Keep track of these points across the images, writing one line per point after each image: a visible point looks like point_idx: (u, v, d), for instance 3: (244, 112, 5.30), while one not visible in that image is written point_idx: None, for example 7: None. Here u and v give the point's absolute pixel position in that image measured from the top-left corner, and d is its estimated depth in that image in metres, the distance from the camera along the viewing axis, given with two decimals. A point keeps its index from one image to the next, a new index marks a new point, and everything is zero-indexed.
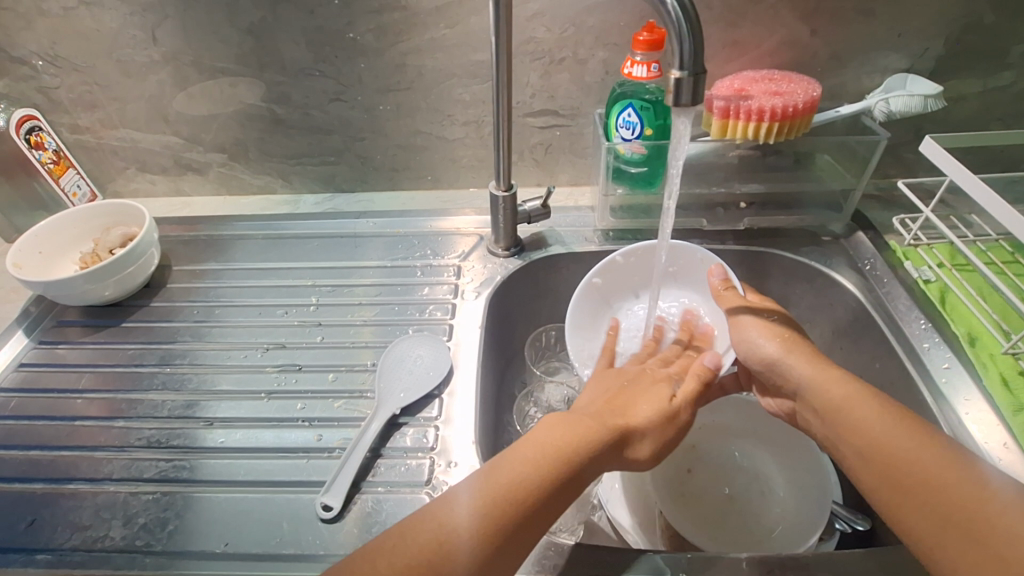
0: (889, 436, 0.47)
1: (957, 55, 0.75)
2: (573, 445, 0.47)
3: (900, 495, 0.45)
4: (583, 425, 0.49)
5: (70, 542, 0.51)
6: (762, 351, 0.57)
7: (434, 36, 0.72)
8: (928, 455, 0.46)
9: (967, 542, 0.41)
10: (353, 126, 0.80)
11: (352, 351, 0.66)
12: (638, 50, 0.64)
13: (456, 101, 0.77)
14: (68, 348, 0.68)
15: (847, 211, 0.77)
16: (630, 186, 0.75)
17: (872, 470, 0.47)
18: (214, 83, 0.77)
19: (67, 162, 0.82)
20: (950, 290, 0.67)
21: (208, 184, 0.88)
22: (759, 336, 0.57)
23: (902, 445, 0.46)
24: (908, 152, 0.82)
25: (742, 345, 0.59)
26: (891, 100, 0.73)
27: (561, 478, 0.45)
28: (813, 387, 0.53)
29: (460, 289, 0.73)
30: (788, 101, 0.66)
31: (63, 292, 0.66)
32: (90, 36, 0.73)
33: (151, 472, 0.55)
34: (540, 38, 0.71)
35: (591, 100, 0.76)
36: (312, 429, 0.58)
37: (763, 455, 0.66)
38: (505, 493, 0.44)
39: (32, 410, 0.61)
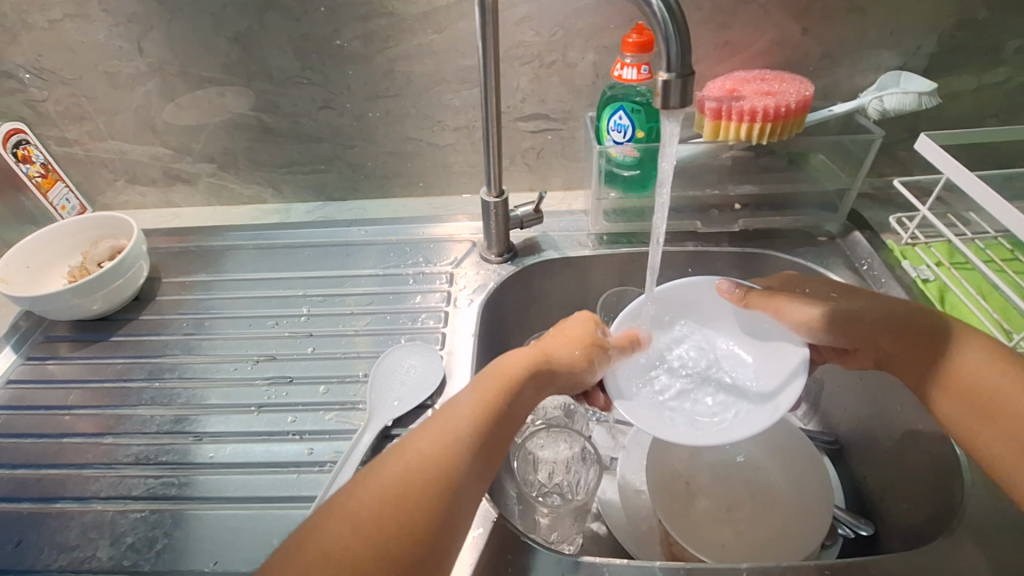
0: (981, 374, 0.48)
1: (951, 51, 0.74)
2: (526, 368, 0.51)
3: (984, 425, 0.48)
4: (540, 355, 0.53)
5: (57, 563, 0.50)
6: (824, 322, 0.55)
7: (422, 42, 0.71)
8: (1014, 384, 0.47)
9: None
10: (342, 134, 0.79)
11: (345, 361, 0.65)
12: (628, 52, 0.63)
13: (446, 107, 0.76)
14: (56, 364, 0.67)
15: (843, 211, 0.76)
16: (622, 189, 0.74)
17: (958, 401, 0.49)
18: (202, 93, 0.76)
19: (55, 175, 0.81)
20: (949, 289, 0.67)
21: (199, 195, 0.87)
22: (812, 308, 0.56)
23: (982, 375, 0.48)
24: (903, 150, 0.81)
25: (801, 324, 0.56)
26: (885, 97, 0.72)
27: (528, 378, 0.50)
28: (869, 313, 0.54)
29: (453, 297, 0.72)
30: (780, 101, 0.65)
31: (52, 307, 0.66)
32: (76, 48, 0.73)
33: (139, 489, 0.54)
34: (529, 41, 0.71)
35: (582, 103, 0.76)
36: (304, 442, 0.57)
37: (770, 464, 0.64)
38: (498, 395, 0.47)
39: (20, 428, 0.61)
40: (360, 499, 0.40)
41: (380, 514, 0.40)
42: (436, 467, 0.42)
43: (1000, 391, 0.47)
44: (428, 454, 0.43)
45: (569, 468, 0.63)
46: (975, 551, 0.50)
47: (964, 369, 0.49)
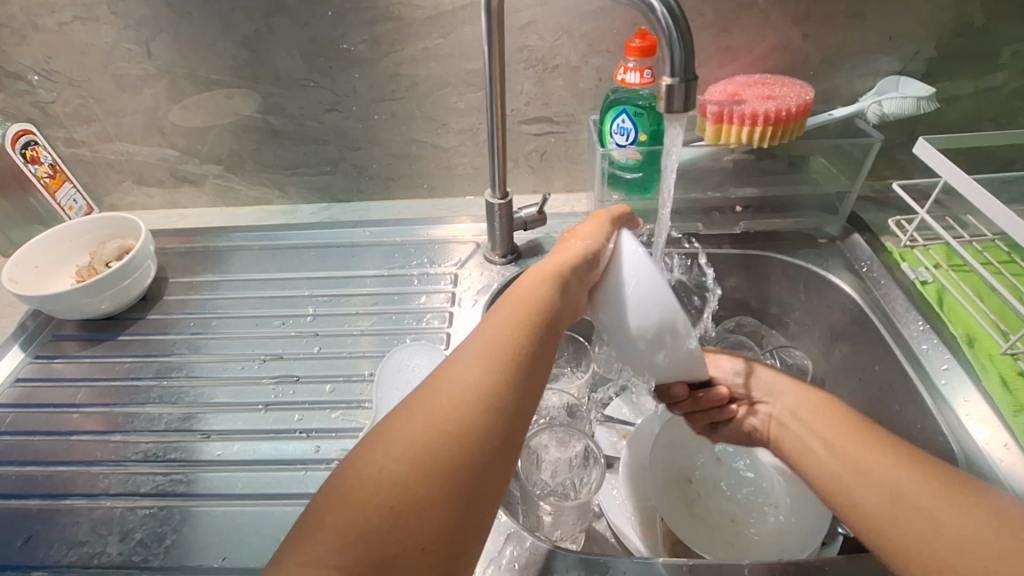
0: (870, 447, 0.47)
1: (949, 57, 0.75)
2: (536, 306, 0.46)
3: (857, 478, 0.45)
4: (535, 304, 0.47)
5: (67, 559, 0.50)
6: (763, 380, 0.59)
7: (428, 46, 0.72)
8: (906, 464, 0.45)
9: (915, 522, 0.42)
10: (348, 136, 0.80)
11: (351, 361, 0.66)
12: (631, 56, 0.64)
13: (450, 110, 0.77)
14: (64, 362, 0.67)
15: (843, 214, 0.77)
16: (625, 191, 0.75)
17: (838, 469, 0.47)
18: (209, 95, 0.77)
19: (63, 176, 0.82)
20: (947, 290, 0.67)
21: (205, 196, 0.88)
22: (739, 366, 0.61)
23: (856, 447, 0.47)
24: (902, 154, 0.82)
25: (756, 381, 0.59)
26: (884, 102, 0.73)
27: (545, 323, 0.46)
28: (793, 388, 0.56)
29: (457, 297, 0.73)
30: (781, 105, 0.66)
31: (60, 306, 0.66)
32: (86, 50, 0.74)
33: (148, 486, 0.55)
34: (533, 45, 0.72)
35: (585, 107, 0.77)
36: (310, 440, 0.58)
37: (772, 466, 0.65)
38: (508, 344, 0.44)
39: (28, 426, 0.61)
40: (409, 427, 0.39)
41: (382, 493, 0.36)
42: (496, 381, 0.41)
43: (863, 461, 0.46)
44: (467, 379, 0.41)
45: (571, 468, 0.64)
46: None
47: (829, 445, 0.49)
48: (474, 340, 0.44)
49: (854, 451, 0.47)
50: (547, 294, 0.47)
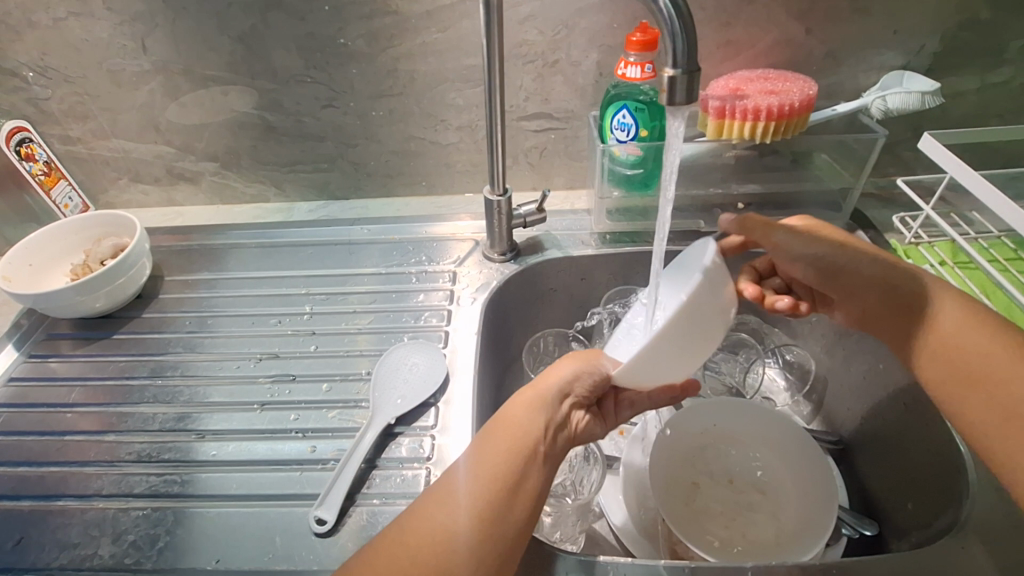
0: (982, 354, 0.50)
1: (954, 52, 0.74)
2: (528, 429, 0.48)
3: (950, 374, 0.51)
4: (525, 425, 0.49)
5: (58, 561, 0.49)
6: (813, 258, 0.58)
7: (426, 41, 0.71)
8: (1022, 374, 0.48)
9: (1001, 418, 0.48)
10: (345, 132, 0.79)
11: (347, 360, 0.65)
12: (632, 51, 0.63)
13: (449, 106, 0.76)
14: (58, 361, 0.67)
15: (847, 210, 0.76)
16: (626, 188, 0.74)
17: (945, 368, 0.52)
18: (205, 92, 0.76)
19: (58, 173, 0.81)
20: (953, 288, 0.67)
21: (202, 194, 0.87)
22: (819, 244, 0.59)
23: (973, 345, 0.50)
24: (906, 150, 0.81)
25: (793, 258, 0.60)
26: (889, 97, 0.72)
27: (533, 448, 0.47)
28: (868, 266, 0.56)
29: (456, 295, 0.72)
30: (784, 100, 0.65)
31: (54, 304, 0.65)
32: (81, 46, 0.73)
33: (141, 487, 0.54)
34: (533, 40, 0.71)
35: (585, 103, 0.76)
36: (306, 440, 0.57)
37: (776, 465, 0.64)
38: (500, 470, 0.46)
39: (21, 425, 0.60)
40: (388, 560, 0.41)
41: None
42: (482, 504, 0.44)
43: (989, 366, 0.49)
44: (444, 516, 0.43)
45: (571, 467, 0.64)
46: (976, 550, 0.50)
47: (957, 343, 0.51)
48: (459, 475, 0.46)
49: (966, 353, 0.50)
50: (537, 415, 0.50)
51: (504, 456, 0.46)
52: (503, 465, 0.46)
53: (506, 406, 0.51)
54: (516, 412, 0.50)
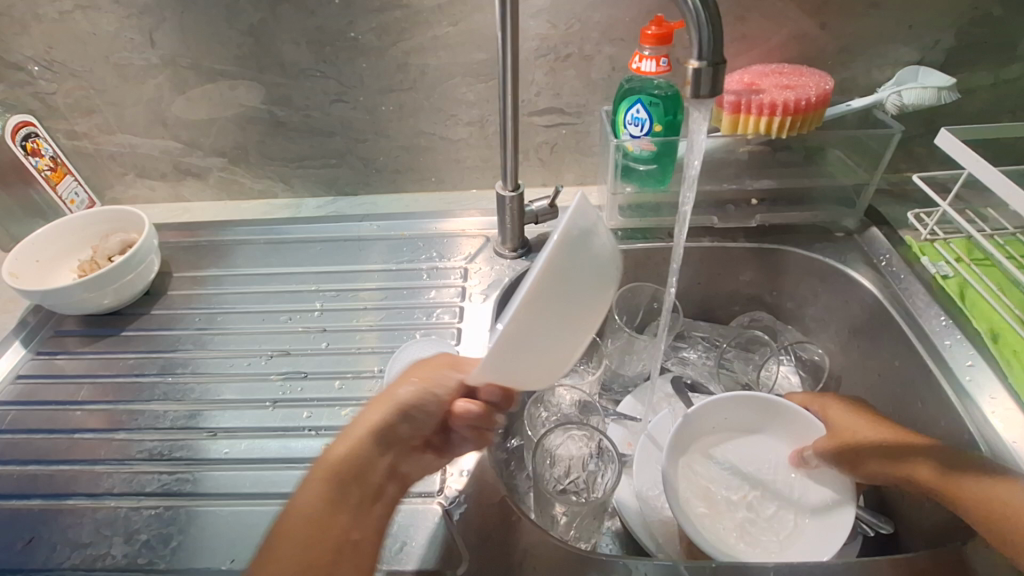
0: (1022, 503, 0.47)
1: (969, 47, 0.73)
2: (330, 486, 0.44)
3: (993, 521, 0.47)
4: (313, 485, 0.44)
5: (70, 560, 0.49)
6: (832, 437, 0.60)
7: (437, 35, 0.70)
8: None
9: None
10: (355, 128, 0.78)
11: (358, 357, 0.64)
12: (647, 44, 0.62)
13: (460, 101, 0.76)
14: (66, 359, 0.66)
15: (861, 207, 0.75)
16: (639, 184, 0.73)
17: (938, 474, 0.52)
18: (213, 86, 0.75)
19: (64, 169, 0.81)
20: (969, 284, 0.66)
21: (209, 189, 0.86)
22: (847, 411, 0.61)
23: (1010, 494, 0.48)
24: (919, 146, 0.81)
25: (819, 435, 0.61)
26: (904, 92, 0.71)
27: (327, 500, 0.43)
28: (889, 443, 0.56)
29: (467, 292, 0.71)
30: (801, 95, 0.64)
31: (62, 301, 0.65)
32: (88, 40, 0.72)
33: (153, 486, 0.53)
34: (545, 34, 0.70)
35: (597, 97, 0.75)
36: (319, 438, 0.56)
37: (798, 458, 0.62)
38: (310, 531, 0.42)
39: (31, 423, 0.60)
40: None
41: None
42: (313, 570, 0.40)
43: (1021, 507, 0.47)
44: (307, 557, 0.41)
45: (585, 465, 0.64)
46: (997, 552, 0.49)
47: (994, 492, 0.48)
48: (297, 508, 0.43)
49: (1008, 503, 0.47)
50: (343, 454, 0.45)
51: (306, 514, 0.42)
52: (319, 526, 0.42)
53: (330, 447, 0.47)
54: (347, 452, 0.45)
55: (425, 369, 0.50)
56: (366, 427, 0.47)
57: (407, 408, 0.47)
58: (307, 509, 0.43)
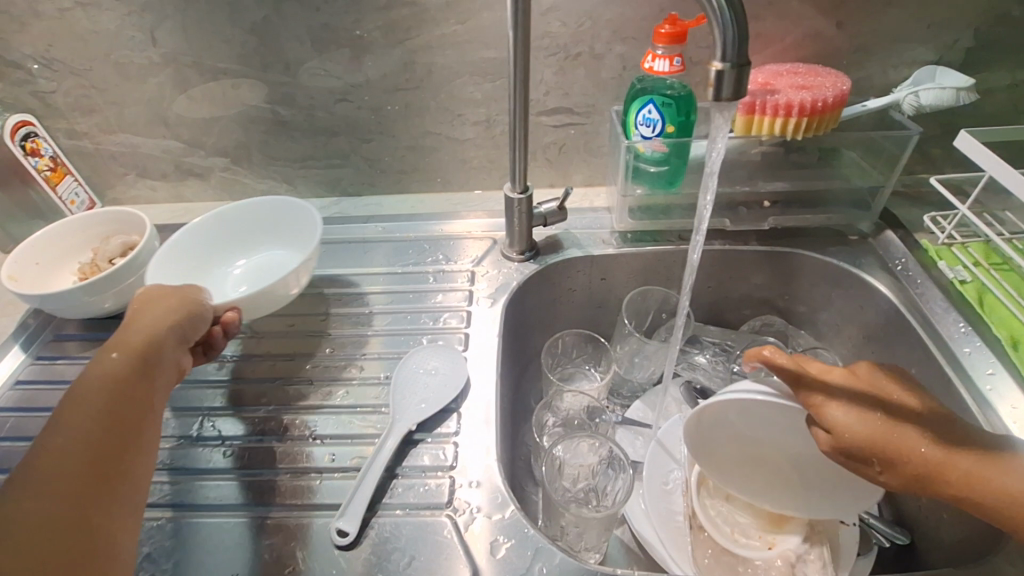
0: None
1: (989, 47, 0.72)
2: (115, 362, 0.45)
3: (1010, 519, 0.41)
4: (128, 345, 0.47)
5: None
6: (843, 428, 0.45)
7: (444, 33, 0.69)
8: None
9: None
10: (359, 127, 0.77)
11: (364, 363, 0.63)
12: (660, 43, 0.61)
13: (467, 100, 0.74)
14: (67, 364, 0.65)
15: (876, 210, 0.74)
16: (649, 186, 0.71)
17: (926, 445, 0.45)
18: (216, 85, 0.74)
19: (64, 169, 0.79)
20: (988, 290, 0.64)
21: (211, 189, 0.85)
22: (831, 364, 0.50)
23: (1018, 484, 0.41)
24: (935, 147, 0.79)
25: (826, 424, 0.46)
26: (921, 92, 0.70)
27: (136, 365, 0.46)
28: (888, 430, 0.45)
29: (474, 296, 0.70)
30: (817, 95, 0.63)
31: (62, 305, 0.64)
32: (87, 38, 0.71)
33: (154, 496, 0.52)
34: (555, 32, 0.68)
35: (607, 97, 0.74)
36: (324, 447, 0.55)
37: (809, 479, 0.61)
38: (114, 385, 0.44)
39: (31, 430, 0.59)
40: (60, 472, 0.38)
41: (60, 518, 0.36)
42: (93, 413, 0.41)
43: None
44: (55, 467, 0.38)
45: (594, 473, 0.63)
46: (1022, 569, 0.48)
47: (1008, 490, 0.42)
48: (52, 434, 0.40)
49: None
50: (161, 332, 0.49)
51: (105, 373, 0.44)
52: (121, 385, 0.44)
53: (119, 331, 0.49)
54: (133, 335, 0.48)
55: (141, 308, 0.52)
56: (157, 316, 0.50)
57: (193, 313, 0.53)
58: (105, 370, 0.44)
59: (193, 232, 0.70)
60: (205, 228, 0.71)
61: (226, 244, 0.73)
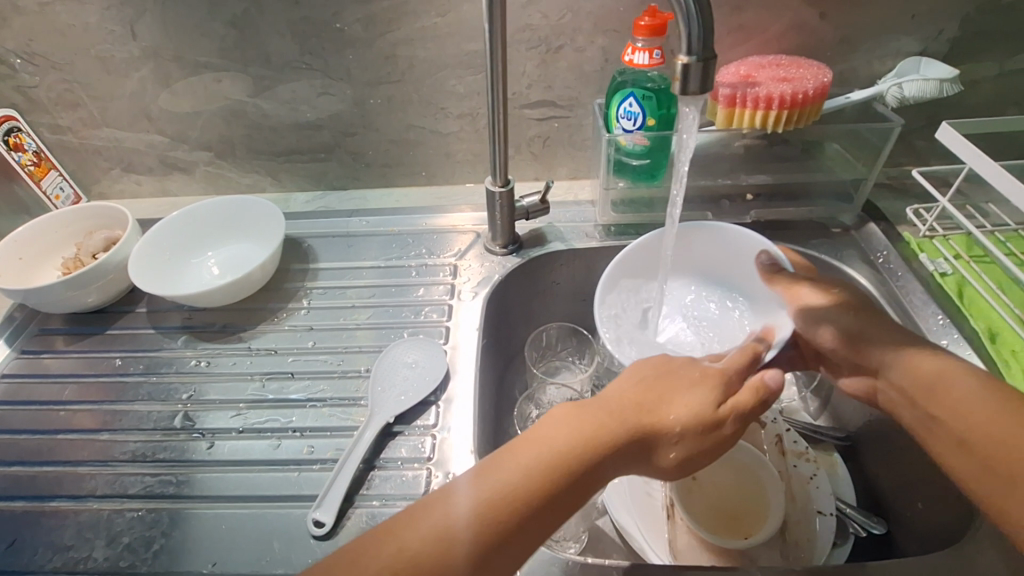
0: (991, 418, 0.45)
1: (973, 37, 0.71)
2: (575, 447, 0.43)
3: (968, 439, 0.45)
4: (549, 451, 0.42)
5: (52, 564, 0.49)
6: (839, 326, 0.56)
7: (425, 25, 0.68)
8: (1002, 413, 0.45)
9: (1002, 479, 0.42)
10: (343, 121, 0.77)
11: (346, 356, 0.64)
12: (640, 36, 0.61)
13: (449, 94, 0.74)
14: (51, 358, 0.65)
15: (859, 202, 0.74)
16: (631, 179, 0.72)
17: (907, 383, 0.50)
18: (198, 79, 0.74)
19: (48, 164, 0.79)
20: (968, 282, 0.65)
21: (196, 184, 0.85)
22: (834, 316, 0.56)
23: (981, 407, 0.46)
24: (920, 139, 0.79)
25: (811, 324, 0.58)
26: (905, 84, 0.70)
27: (563, 476, 0.41)
28: (880, 343, 0.53)
29: (457, 289, 0.70)
30: (797, 88, 0.63)
31: (45, 300, 0.64)
32: (67, 32, 0.70)
33: (136, 487, 0.53)
34: (536, 24, 0.68)
35: (590, 90, 0.73)
36: (304, 440, 0.56)
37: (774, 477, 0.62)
38: (499, 499, 0.40)
39: (14, 424, 0.59)
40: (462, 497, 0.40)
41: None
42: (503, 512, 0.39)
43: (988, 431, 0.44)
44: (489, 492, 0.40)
45: None
46: (993, 557, 0.49)
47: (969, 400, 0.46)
48: (513, 456, 0.42)
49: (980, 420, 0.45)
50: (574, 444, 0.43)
51: (523, 476, 0.41)
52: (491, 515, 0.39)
53: (557, 420, 0.45)
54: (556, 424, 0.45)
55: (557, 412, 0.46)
56: (581, 424, 0.44)
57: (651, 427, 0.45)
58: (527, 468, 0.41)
59: (178, 219, 0.72)
60: (190, 215, 0.72)
61: (207, 233, 0.74)
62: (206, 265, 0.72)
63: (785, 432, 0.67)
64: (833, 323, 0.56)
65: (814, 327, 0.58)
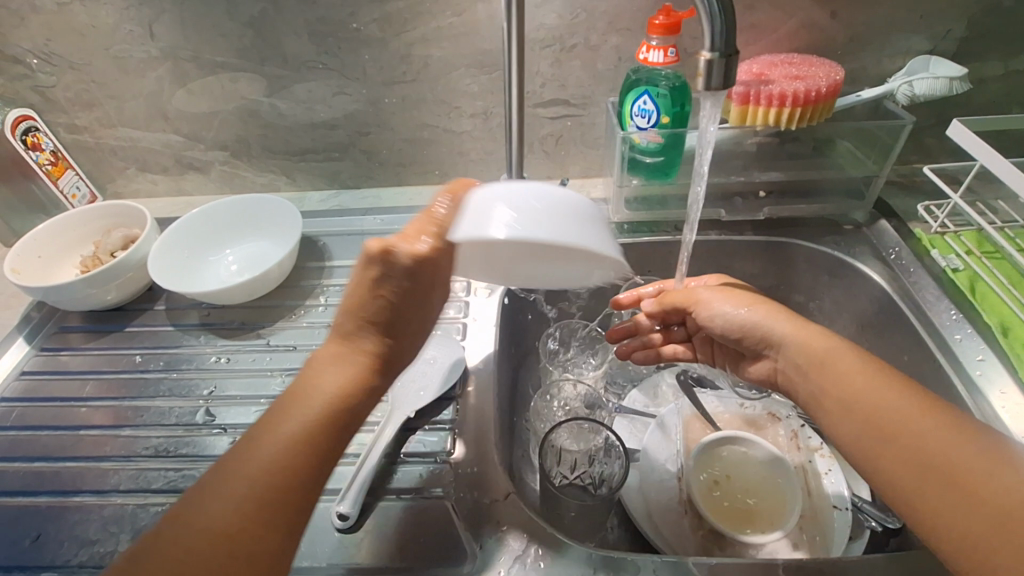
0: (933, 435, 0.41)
1: (982, 36, 0.72)
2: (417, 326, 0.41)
3: (917, 472, 0.41)
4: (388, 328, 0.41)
5: (77, 558, 0.49)
6: (736, 318, 0.54)
7: (440, 25, 0.69)
8: (938, 429, 0.41)
9: (952, 493, 0.39)
10: (357, 120, 0.77)
11: None
12: (654, 34, 0.61)
13: (463, 93, 0.75)
14: (70, 355, 0.66)
15: (870, 199, 0.75)
16: (646, 176, 0.72)
17: (853, 422, 0.44)
18: (214, 78, 0.74)
19: (65, 163, 0.80)
20: (979, 277, 0.65)
21: (211, 182, 0.85)
22: (733, 305, 0.55)
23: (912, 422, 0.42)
24: (929, 137, 0.80)
25: (717, 318, 0.55)
26: (915, 82, 0.70)
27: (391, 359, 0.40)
28: (796, 345, 0.49)
29: (473, 286, 0.71)
30: (811, 85, 0.63)
31: (65, 297, 0.64)
32: (86, 32, 0.71)
33: (159, 482, 0.53)
34: (550, 24, 0.69)
35: (603, 88, 0.74)
36: None
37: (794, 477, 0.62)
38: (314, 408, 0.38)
39: (36, 420, 0.60)
40: (236, 478, 0.35)
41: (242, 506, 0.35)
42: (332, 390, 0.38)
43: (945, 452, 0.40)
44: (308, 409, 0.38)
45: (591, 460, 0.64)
46: None
47: (886, 411, 0.43)
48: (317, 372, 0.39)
49: (912, 435, 0.41)
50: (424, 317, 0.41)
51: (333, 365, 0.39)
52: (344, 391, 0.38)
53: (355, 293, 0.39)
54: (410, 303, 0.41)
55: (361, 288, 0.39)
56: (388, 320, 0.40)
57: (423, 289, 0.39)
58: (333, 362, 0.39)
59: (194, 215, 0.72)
60: (206, 212, 0.73)
61: (223, 231, 0.74)
62: (223, 262, 0.73)
63: (799, 427, 0.68)
64: (732, 306, 0.54)
65: (724, 327, 0.55)
